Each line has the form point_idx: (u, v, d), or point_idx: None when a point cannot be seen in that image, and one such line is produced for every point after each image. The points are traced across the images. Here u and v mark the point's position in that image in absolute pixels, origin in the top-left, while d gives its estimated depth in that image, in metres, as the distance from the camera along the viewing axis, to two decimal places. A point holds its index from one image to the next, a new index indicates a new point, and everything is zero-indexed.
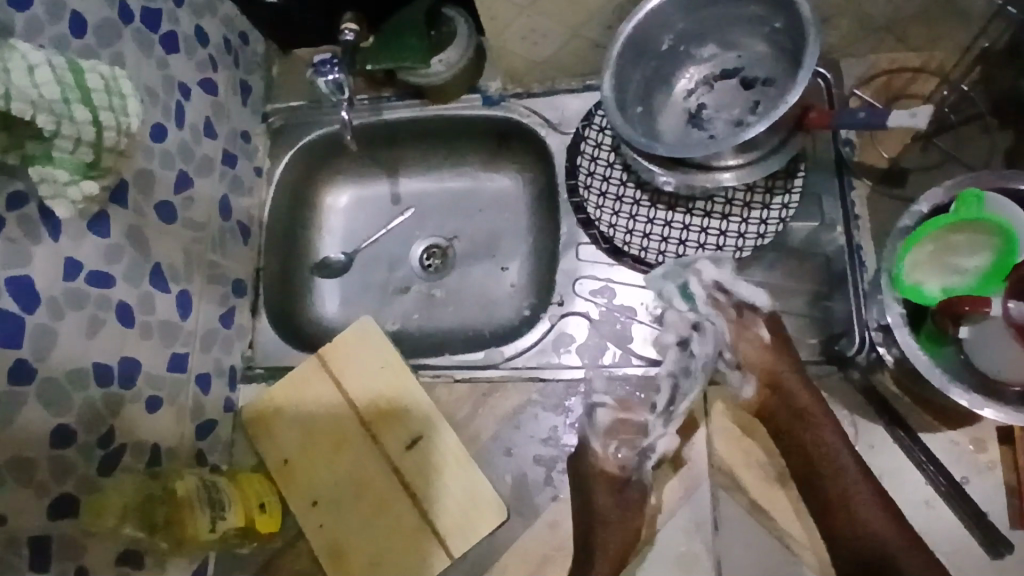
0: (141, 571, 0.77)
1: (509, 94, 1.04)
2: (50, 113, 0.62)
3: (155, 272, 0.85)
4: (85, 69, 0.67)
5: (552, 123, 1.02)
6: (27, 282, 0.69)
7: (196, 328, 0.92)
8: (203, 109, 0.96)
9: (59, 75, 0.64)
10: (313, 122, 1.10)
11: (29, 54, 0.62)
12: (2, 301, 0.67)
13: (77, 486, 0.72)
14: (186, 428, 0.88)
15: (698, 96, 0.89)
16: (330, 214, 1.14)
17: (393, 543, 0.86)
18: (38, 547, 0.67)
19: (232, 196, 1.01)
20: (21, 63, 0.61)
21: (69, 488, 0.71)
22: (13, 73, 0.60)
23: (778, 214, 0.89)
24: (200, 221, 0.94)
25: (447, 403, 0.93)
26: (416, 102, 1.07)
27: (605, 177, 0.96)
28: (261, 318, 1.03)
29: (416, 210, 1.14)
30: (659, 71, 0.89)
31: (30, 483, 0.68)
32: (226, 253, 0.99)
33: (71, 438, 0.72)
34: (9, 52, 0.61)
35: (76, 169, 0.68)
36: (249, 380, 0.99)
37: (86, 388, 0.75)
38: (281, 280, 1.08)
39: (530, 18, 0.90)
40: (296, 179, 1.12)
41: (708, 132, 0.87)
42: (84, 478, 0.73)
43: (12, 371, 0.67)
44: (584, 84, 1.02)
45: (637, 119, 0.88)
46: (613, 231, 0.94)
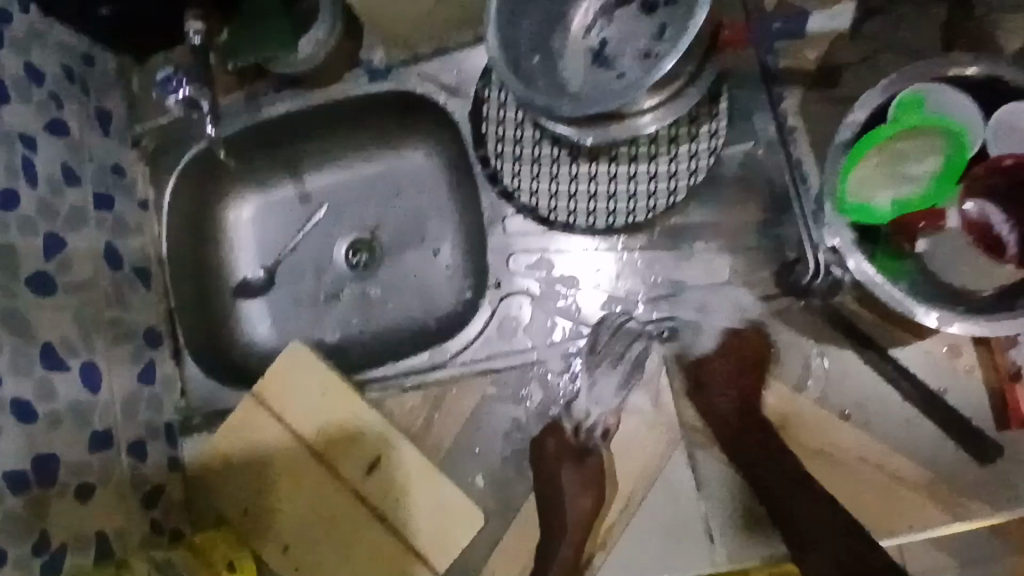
0: None
1: (396, 63, 0.93)
2: None
3: (48, 352, 0.77)
4: None
5: (449, 87, 0.91)
6: None
7: (114, 397, 0.84)
8: (58, 154, 0.85)
9: None
10: (189, 137, 0.98)
11: None
12: None
13: None
14: (131, 502, 0.82)
15: (598, 31, 0.80)
16: (238, 231, 1.04)
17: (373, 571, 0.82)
18: None
19: (119, 240, 0.91)
20: None
21: None
22: None
23: (708, 144, 0.84)
24: (87, 281, 0.85)
25: (403, 416, 0.87)
26: (298, 91, 0.96)
27: (518, 139, 0.89)
28: (187, 362, 0.95)
29: (330, 206, 1.05)
30: (552, 11, 0.79)
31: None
32: (128, 305, 0.90)
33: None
34: None
35: None
36: (190, 433, 0.92)
37: (1, 502, 0.67)
38: (200, 313, 0.99)
39: None
40: (189, 202, 1.01)
41: (616, 70, 0.78)
42: None
43: None
44: (475, 34, 0.92)
45: (537, 70, 0.77)
46: (537, 199, 0.87)
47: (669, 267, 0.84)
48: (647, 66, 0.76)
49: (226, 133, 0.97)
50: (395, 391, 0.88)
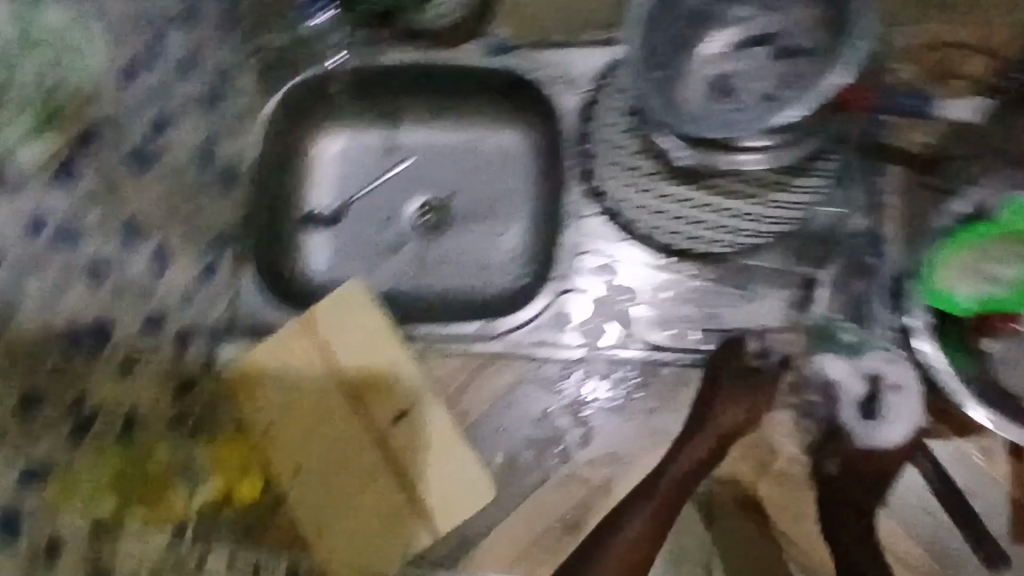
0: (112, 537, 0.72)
1: (517, 44, 0.96)
2: None
3: (130, 225, 0.79)
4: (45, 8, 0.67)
5: (564, 80, 0.94)
6: None
7: (175, 286, 0.86)
8: (183, 44, 0.87)
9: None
10: (303, 63, 1.01)
11: None
12: None
13: None
14: (165, 389, 0.84)
15: (725, 63, 0.81)
16: (320, 163, 1.06)
17: (375, 516, 0.84)
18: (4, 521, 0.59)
19: (216, 140, 0.94)
20: None
21: (38, 457, 0.66)
22: None
23: (802, 198, 0.85)
24: (179, 169, 0.87)
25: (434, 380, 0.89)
26: (419, 47, 1.00)
27: (618, 145, 0.90)
28: (245, 273, 0.98)
29: (412, 163, 1.07)
30: (685, 32, 0.81)
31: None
32: (208, 204, 0.92)
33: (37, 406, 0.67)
34: None
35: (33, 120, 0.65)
36: (228, 341, 0.95)
37: (55, 351, 0.68)
38: (266, 230, 1.02)
39: None
40: (286, 124, 1.04)
41: (734, 104, 0.79)
42: (57, 445, 0.69)
43: None
44: (600, 37, 0.94)
45: (657, 85, 0.79)
46: (622, 205, 0.88)
47: (727, 304, 0.85)
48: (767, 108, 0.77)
49: (342, 68, 1.02)
50: (433, 353, 0.90)
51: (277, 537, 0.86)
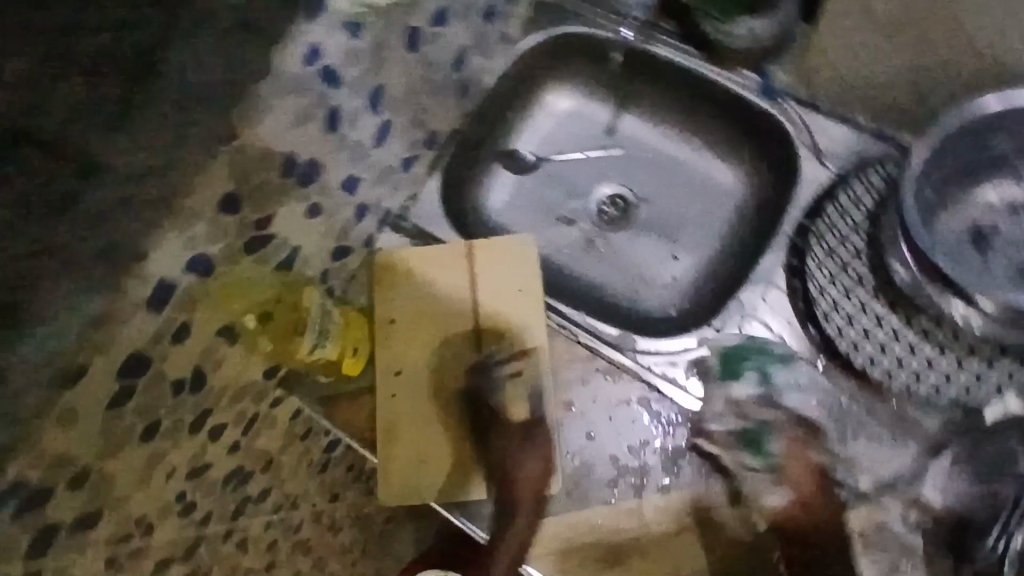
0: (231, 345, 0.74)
1: (792, 95, 0.92)
2: None
3: (375, 93, 0.81)
4: None
5: (817, 149, 0.89)
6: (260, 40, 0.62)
7: (379, 162, 0.89)
8: None
9: None
10: (578, 16, 1.01)
11: None
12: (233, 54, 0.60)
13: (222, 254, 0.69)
14: (327, 245, 0.88)
15: (995, 215, 0.76)
16: (543, 114, 1.09)
17: (444, 449, 0.85)
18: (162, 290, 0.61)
19: (473, 50, 0.95)
20: None
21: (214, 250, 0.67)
22: None
23: (998, 379, 0.79)
24: (434, 61, 0.88)
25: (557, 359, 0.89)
26: (692, 53, 0.96)
27: (843, 238, 0.84)
28: (434, 178, 1.00)
29: (623, 153, 1.07)
30: (975, 166, 0.75)
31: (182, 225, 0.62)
32: (438, 103, 0.94)
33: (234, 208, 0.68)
34: None
35: None
36: (396, 231, 0.98)
37: (270, 171, 0.71)
38: (469, 149, 1.04)
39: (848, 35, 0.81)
40: (533, 64, 1.05)
41: (985, 258, 0.75)
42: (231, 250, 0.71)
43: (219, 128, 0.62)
44: (877, 127, 0.89)
45: (924, 204, 0.74)
46: (819, 295, 0.83)
47: (872, 440, 0.79)
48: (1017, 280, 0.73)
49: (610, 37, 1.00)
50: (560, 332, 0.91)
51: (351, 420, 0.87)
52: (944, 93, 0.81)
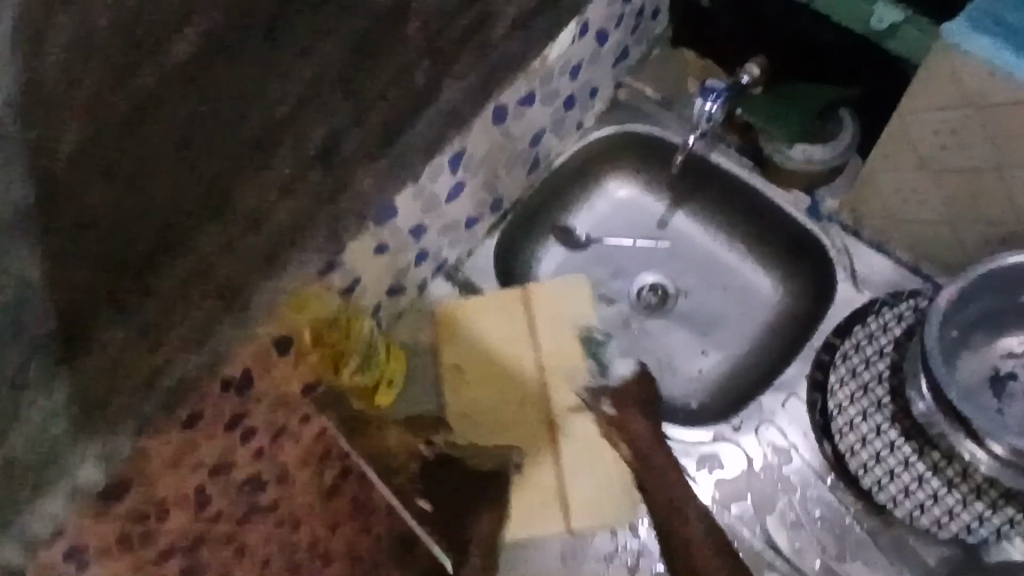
0: None
1: (838, 219, 0.97)
2: None
3: (456, 157, 0.89)
4: None
5: (854, 274, 0.93)
6: None
7: (446, 216, 0.97)
8: (583, 54, 0.97)
9: None
10: (649, 118, 1.10)
11: None
12: None
13: None
14: (385, 281, 0.95)
15: (1017, 363, 0.79)
16: (601, 197, 1.15)
17: (506, 484, 0.88)
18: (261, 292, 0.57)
19: (548, 133, 1.04)
20: None
21: None
22: None
23: (998, 523, 0.80)
24: (513, 139, 0.97)
25: (605, 419, 0.89)
26: (749, 166, 1.03)
27: (868, 360, 0.87)
28: (491, 238, 1.09)
29: (670, 246, 1.13)
30: (1002, 316, 0.79)
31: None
32: (509, 175, 1.03)
33: None
34: None
35: None
36: (447, 279, 1.06)
37: None
38: (527, 217, 1.12)
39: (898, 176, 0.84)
40: (600, 152, 1.13)
41: (999, 404, 0.78)
42: None
43: None
44: (914, 263, 0.93)
45: (947, 342, 0.78)
46: (836, 412, 0.86)
47: (869, 564, 0.82)
48: None
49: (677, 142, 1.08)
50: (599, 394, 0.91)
51: None
52: (982, 242, 0.83)
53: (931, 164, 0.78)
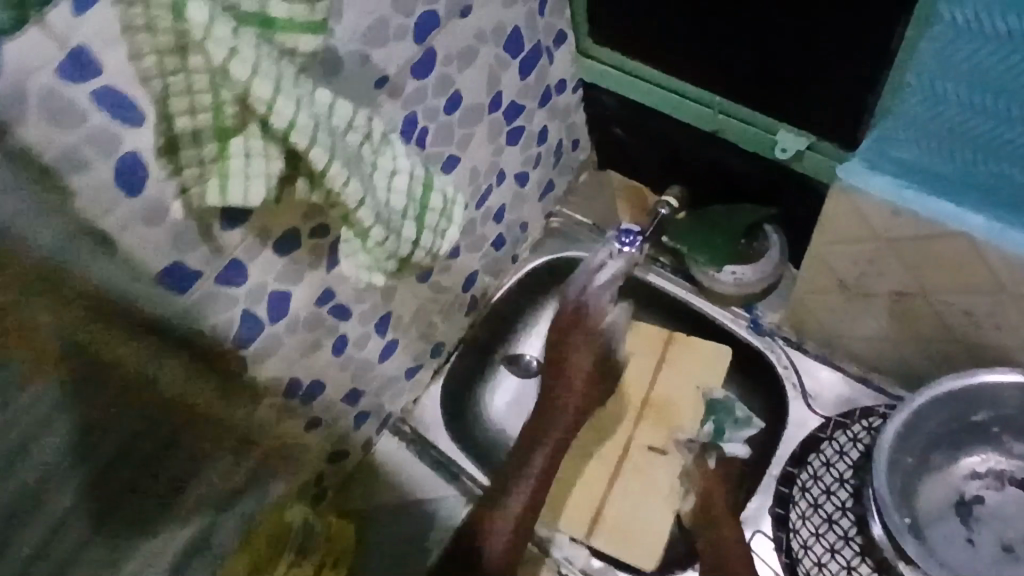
0: None
1: (781, 334, 0.94)
2: (377, 214, 0.54)
3: (383, 320, 0.87)
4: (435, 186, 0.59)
5: (805, 393, 0.91)
6: (242, 274, 0.65)
7: (383, 374, 0.94)
8: (505, 196, 0.97)
9: (412, 187, 0.57)
10: (585, 243, 1.09)
11: (399, 156, 0.57)
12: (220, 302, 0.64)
13: None
14: (324, 451, 0.91)
15: (981, 484, 0.76)
16: (544, 320, 1.11)
17: (606, 464, 0.92)
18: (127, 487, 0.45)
19: (482, 273, 1.03)
20: (388, 163, 0.56)
21: None
22: (376, 173, 0.55)
23: None
24: (444, 287, 0.96)
25: (695, 464, 0.90)
26: (687, 285, 0.99)
27: (828, 490, 0.85)
28: (437, 383, 1.05)
29: None
30: (957, 435, 0.76)
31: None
32: (447, 320, 1.00)
33: None
34: (384, 148, 0.56)
35: (374, 263, 0.58)
36: (394, 433, 1.01)
37: (274, 394, 0.77)
38: (473, 355, 1.08)
39: (829, 296, 0.82)
40: (540, 280, 1.11)
41: (969, 533, 0.74)
42: None
43: None
44: (865, 375, 0.90)
45: (903, 470, 0.74)
46: (803, 553, 0.82)
47: None
48: (1002, 560, 0.72)
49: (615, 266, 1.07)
50: (696, 447, 0.92)
51: None
52: (926, 358, 0.81)
53: (858, 289, 0.77)
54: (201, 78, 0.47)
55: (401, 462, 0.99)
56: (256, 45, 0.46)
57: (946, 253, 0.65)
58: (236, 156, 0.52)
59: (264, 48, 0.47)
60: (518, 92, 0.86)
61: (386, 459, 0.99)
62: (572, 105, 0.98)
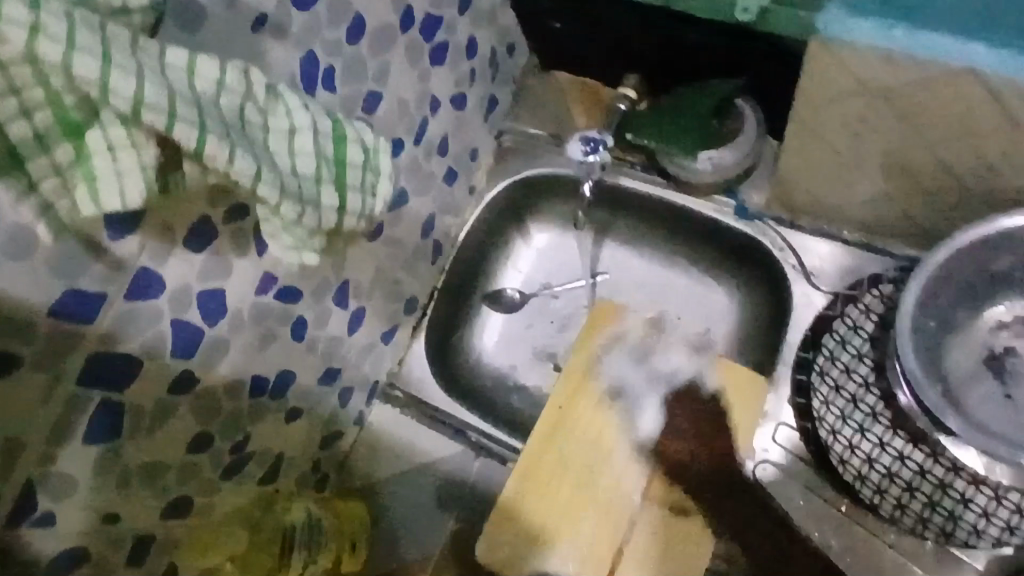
0: None
1: (770, 214, 0.87)
2: (280, 185, 0.45)
3: (341, 290, 0.79)
4: (348, 135, 0.49)
5: (805, 269, 0.85)
6: (155, 282, 0.56)
7: (358, 343, 0.87)
8: (445, 125, 0.87)
9: (319, 144, 0.47)
10: (545, 158, 1.00)
11: (294, 111, 0.46)
12: (138, 319, 0.55)
13: (197, 488, 0.69)
14: (314, 437, 0.85)
15: (1008, 335, 0.70)
16: (522, 249, 1.06)
17: None
18: (105, 416, 0.56)
19: (439, 214, 0.94)
20: (282, 122, 0.46)
21: (189, 490, 0.68)
22: (268, 137, 0.45)
23: None
24: (401, 239, 0.87)
25: None
26: (662, 182, 0.93)
27: (847, 368, 0.79)
28: (419, 339, 0.98)
29: (610, 279, 1.03)
30: (977, 289, 0.70)
31: (151, 486, 0.64)
32: (412, 272, 0.92)
33: (205, 445, 0.68)
34: (273, 106, 0.45)
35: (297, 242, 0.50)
36: (385, 400, 0.95)
37: (238, 398, 0.70)
38: (451, 300, 1.01)
39: (829, 162, 0.73)
40: (504, 207, 1.03)
41: (1006, 388, 0.69)
42: (206, 481, 0.70)
43: (175, 382, 0.61)
44: (866, 240, 0.83)
45: (925, 337, 0.69)
46: (832, 439, 0.77)
47: None
48: None
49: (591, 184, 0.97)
50: None
51: None
52: (931, 211, 0.74)
53: (849, 152, 0.70)
54: (25, 76, 0.37)
55: (401, 431, 0.94)
56: (70, 12, 0.37)
57: (946, 95, 0.58)
58: (97, 152, 0.40)
59: (84, 15, 0.37)
60: (431, 3, 0.75)
61: (382, 428, 0.94)
62: (497, 6, 0.87)
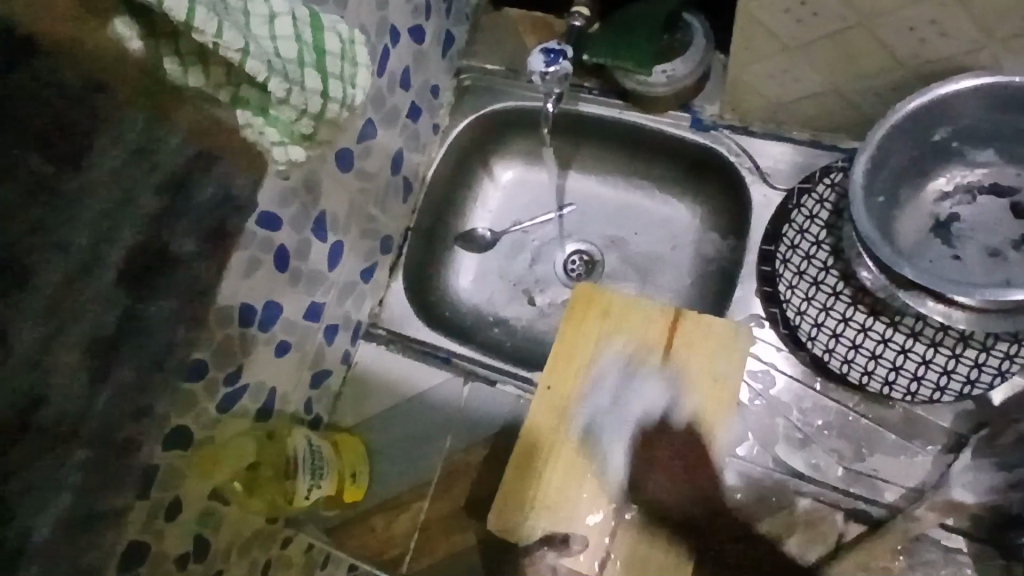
0: (221, 521, 0.74)
1: (724, 124, 0.92)
2: (267, 64, 0.46)
3: (319, 221, 0.80)
4: (325, 27, 0.50)
5: (761, 170, 0.89)
6: None
7: (339, 279, 0.88)
8: (406, 58, 0.88)
9: (297, 28, 0.48)
10: (505, 92, 1.01)
11: None
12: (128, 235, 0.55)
13: (195, 420, 0.69)
14: (303, 375, 0.86)
15: (952, 203, 0.76)
16: (489, 189, 1.08)
17: None
18: None
19: (407, 150, 0.95)
20: (262, 7, 0.47)
21: (188, 421, 0.68)
22: (252, 21, 0.46)
23: (1000, 364, 0.76)
24: (372, 173, 0.88)
25: None
26: (618, 103, 0.96)
27: (807, 255, 0.84)
28: (397, 278, 0.99)
29: (577, 210, 1.06)
30: (919, 162, 0.76)
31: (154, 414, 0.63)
32: (385, 209, 0.94)
33: (200, 373, 0.68)
34: None
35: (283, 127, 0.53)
36: (369, 339, 0.96)
37: (229, 325, 0.70)
38: (425, 240, 1.03)
39: (775, 59, 0.78)
40: (469, 145, 1.04)
41: (955, 249, 0.75)
42: (203, 413, 0.70)
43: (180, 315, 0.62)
44: (814, 139, 0.89)
45: (877, 210, 0.75)
46: (799, 318, 0.82)
47: (888, 452, 0.79)
48: (989, 264, 0.73)
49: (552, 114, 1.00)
50: None
51: (366, 542, 0.88)
52: (874, 96, 0.79)
53: (793, 43, 0.74)
54: None
55: (389, 367, 0.95)
56: None
57: None
58: None
59: None
60: None
61: (370, 367, 0.95)
62: None
